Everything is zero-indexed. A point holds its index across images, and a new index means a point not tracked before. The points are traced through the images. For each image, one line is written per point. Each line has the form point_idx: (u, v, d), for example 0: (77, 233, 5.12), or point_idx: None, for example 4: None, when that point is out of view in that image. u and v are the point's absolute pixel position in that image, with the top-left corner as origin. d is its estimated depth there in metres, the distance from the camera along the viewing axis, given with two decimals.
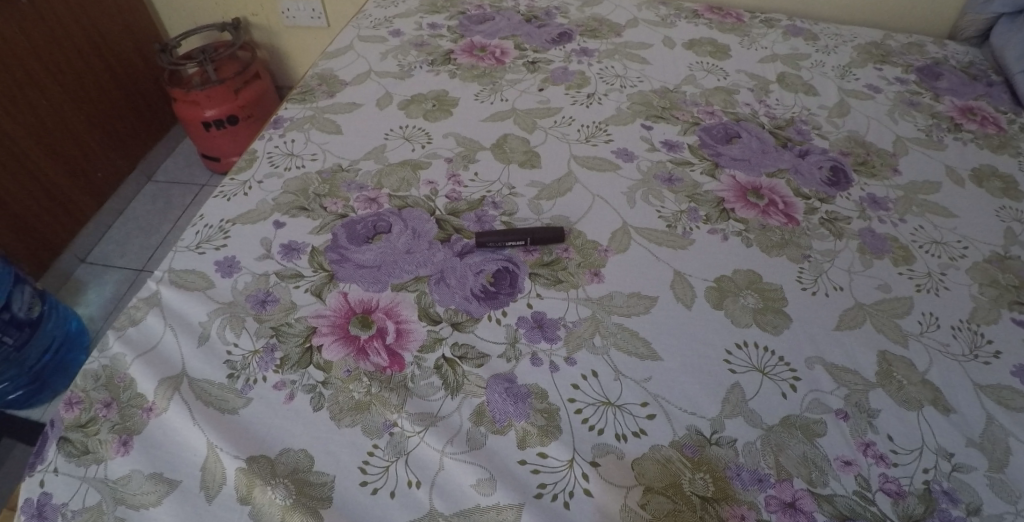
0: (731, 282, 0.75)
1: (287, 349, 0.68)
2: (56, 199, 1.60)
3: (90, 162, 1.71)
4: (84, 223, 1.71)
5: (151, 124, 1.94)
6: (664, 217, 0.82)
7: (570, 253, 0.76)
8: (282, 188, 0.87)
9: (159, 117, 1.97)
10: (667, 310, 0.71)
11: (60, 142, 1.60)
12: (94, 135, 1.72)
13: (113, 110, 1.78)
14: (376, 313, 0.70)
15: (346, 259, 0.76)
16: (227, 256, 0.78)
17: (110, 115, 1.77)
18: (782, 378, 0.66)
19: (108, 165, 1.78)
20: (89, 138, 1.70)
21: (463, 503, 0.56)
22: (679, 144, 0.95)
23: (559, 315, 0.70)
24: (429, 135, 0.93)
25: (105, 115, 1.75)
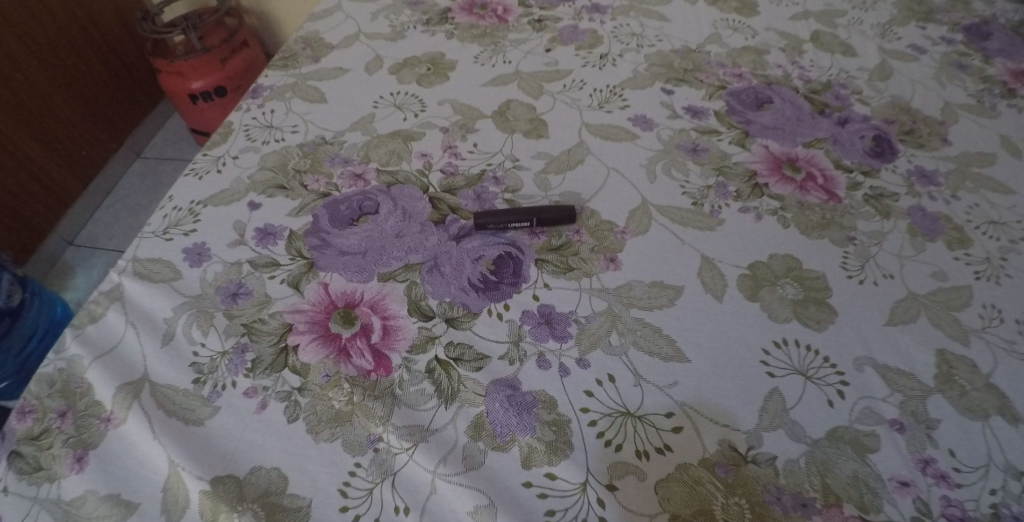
0: (767, 269, 0.65)
1: (260, 350, 0.59)
2: (40, 179, 1.52)
3: (74, 138, 1.62)
4: (71, 204, 1.63)
5: (139, 99, 1.83)
6: (689, 194, 0.72)
7: (582, 236, 0.67)
8: (259, 164, 0.78)
9: (148, 91, 1.87)
10: (694, 302, 0.62)
11: (40, 119, 1.51)
12: (78, 111, 1.62)
13: (95, 81, 1.67)
14: (360, 307, 0.61)
15: (327, 244, 0.67)
16: (197, 242, 0.70)
17: (93, 86, 1.66)
18: (827, 383, 0.58)
19: (95, 143, 1.69)
20: (72, 115, 1.60)
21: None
22: (704, 110, 0.84)
23: (571, 308, 0.61)
24: (422, 102, 0.83)
25: (89, 89, 1.65)
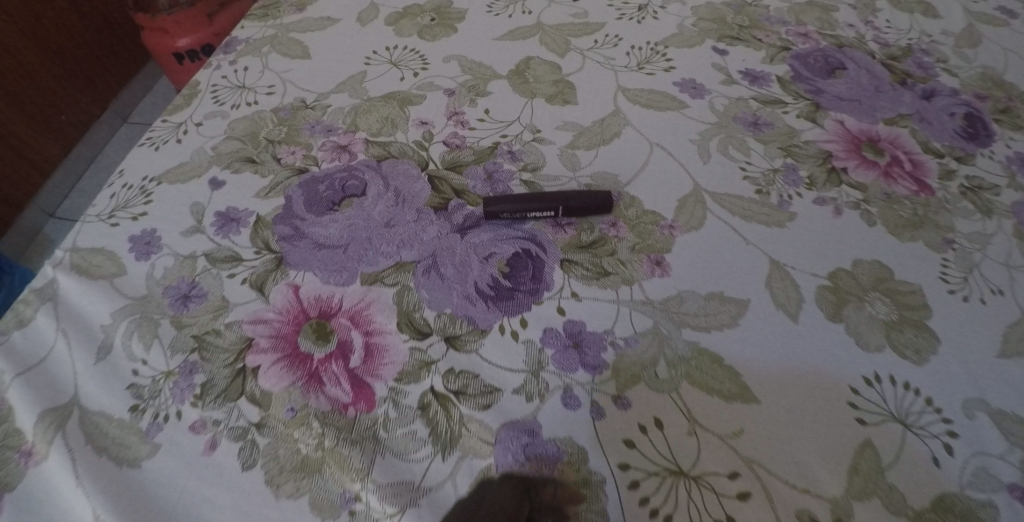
0: (852, 280, 0.52)
1: (212, 372, 0.47)
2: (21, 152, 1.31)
3: (52, 103, 1.36)
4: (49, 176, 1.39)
5: (126, 58, 1.54)
6: (751, 179, 0.57)
7: (620, 231, 0.53)
8: (226, 132, 0.64)
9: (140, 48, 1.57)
10: (763, 322, 0.48)
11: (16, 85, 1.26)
12: (54, 69, 1.35)
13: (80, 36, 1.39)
14: (337, 318, 0.48)
15: (299, 234, 0.53)
16: (146, 229, 0.57)
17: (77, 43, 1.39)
18: (930, 433, 0.45)
19: (74, 107, 1.42)
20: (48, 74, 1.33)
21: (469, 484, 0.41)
22: (765, 75, 0.68)
23: (606, 327, 0.47)
24: (424, 59, 0.69)
25: (69, 45, 1.36)
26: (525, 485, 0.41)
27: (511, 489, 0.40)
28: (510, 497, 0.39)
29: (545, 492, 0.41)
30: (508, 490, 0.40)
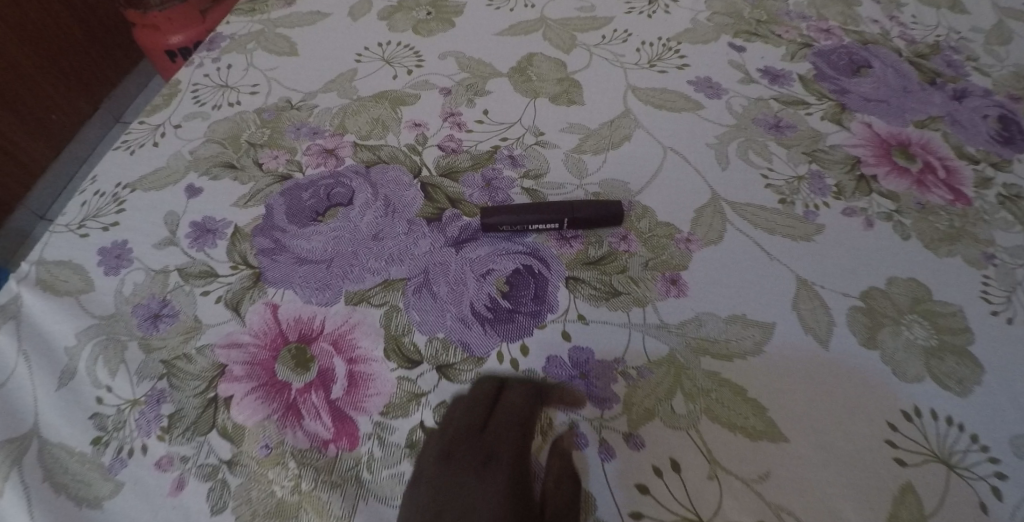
0: (886, 300, 0.47)
1: (181, 401, 0.43)
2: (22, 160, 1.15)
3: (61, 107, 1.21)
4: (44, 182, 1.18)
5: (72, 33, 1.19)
6: (775, 187, 0.52)
7: (632, 245, 0.48)
8: (206, 135, 0.59)
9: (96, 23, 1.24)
10: (790, 349, 0.43)
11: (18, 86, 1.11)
12: (38, 60, 1.14)
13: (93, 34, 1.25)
14: (318, 343, 0.43)
15: (279, 247, 0.49)
16: (117, 241, 0.53)
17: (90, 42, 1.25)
18: (977, 475, 0.40)
19: (64, 105, 1.21)
20: (29, 65, 1.12)
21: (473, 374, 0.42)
22: (786, 74, 0.63)
23: (616, 354, 0.42)
24: (418, 55, 0.64)
25: (56, 35, 1.16)
26: (534, 385, 0.42)
27: (522, 391, 0.41)
28: (521, 402, 0.40)
29: (554, 394, 0.41)
30: (515, 390, 0.41)
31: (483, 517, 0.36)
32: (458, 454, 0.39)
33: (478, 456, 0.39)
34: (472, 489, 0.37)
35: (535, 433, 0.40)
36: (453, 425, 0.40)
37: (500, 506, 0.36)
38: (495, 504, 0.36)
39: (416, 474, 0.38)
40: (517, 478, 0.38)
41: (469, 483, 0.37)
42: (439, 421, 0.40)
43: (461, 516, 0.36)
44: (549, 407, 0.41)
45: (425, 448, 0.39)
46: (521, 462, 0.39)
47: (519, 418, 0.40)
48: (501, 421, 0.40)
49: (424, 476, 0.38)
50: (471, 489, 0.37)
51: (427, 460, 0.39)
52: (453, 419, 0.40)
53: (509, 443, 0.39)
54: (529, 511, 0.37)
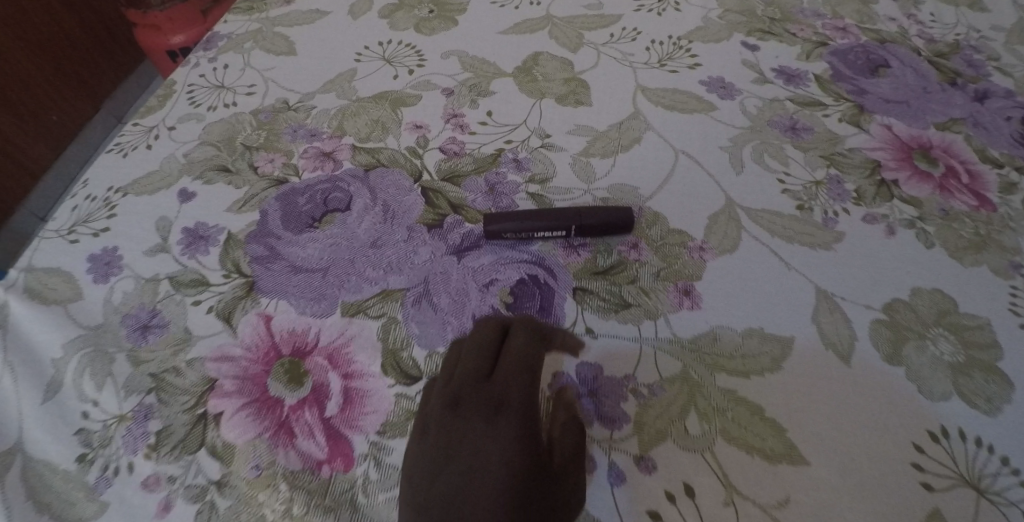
0: (910, 313, 0.45)
1: (169, 417, 0.41)
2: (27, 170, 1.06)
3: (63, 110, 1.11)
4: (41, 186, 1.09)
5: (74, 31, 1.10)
6: (792, 193, 0.50)
7: (642, 254, 0.46)
8: (200, 137, 0.57)
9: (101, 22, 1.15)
10: (810, 365, 0.41)
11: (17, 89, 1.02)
12: (35, 55, 1.04)
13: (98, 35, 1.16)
14: (312, 357, 0.41)
15: (273, 255, 0.47)
16: (107, 247, 0.51)
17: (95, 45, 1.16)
18: (1010, 501, 0.37)
19: (64, 104, 1.11)
20: (25, 60, 1.02)
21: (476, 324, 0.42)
22: (801, 74, 0.61)
23: (627, 371, 0.40)
24: (420, 54, 0.62)
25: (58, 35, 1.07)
26: (539, 331, 0.42)
27: (527, 338, 0.41)
28: (528, 348, 0.40)
29: (557, 340, 0.42)
30: (519, 338, 0.41)
31: (494, 460, 0.36)
32: (465, 402, 0.38)
33: (486, 403, 0.38)
34: (480, 436, 0.37)
35: (541, 379, 0.40)
36: (458, 373, 0.39)
37: (510, 450, 0.36)
38: (504, 449, 0.36)
39: (422, 422, 0.38)
40: (526, 422, 0.37)
41: (477, 429, 0.37)
42: (443, 370, 0.40)
43: (470, 463, 0.36)
44: (551, 353, 0.41)
45: (431, 397, 0.39)
46: (530, 406, 0.38)
47: (524, 363, 0.40)
48: (507, 368, 0.39)
49: (431, 424, 0.38)
50: (479, 436, 0.37)
51: (433, 408, 0.38)
52: (457, 368, 0.40)
53: (517, 389, 0.39)
54: (540, 455, 0.36)
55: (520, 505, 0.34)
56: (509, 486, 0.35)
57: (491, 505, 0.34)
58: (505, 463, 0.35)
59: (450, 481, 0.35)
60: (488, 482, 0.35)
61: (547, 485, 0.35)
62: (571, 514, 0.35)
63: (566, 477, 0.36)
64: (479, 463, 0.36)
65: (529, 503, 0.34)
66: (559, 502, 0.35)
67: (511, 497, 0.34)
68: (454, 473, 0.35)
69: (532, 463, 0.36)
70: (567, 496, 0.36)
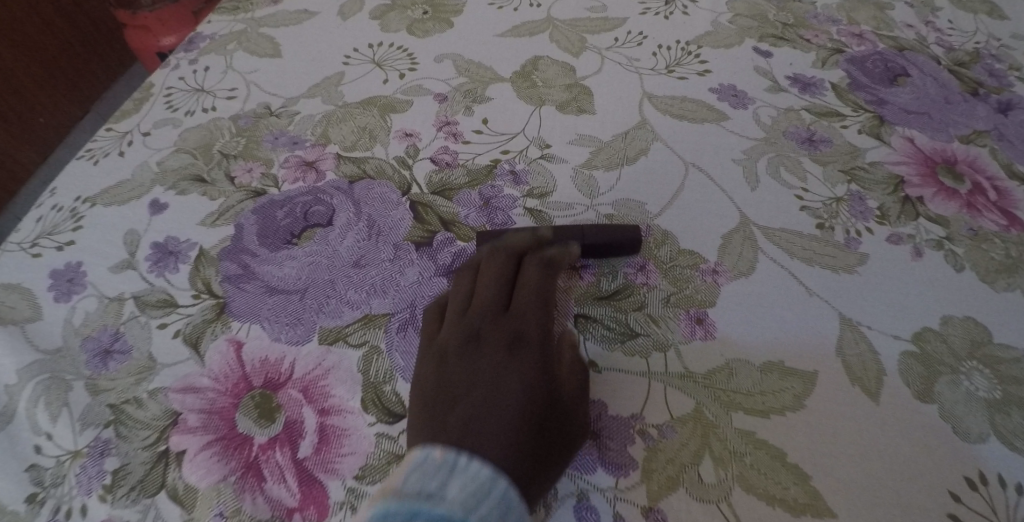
0: (941, 344, 0.41)
1: (127, 454, 0.37)
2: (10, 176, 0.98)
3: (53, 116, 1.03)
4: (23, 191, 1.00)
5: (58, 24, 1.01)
6: (811, 210, 0.46)
7: (650, 277, 0.42)
8: (176, 144, 0.53)
9: (91, 16, 1.06)
10: (834, 403, 0.37)
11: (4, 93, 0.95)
12: (17, 52, 0.95)
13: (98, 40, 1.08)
14: (286, 389, 0.38)
15: (247, 274, 0.43)
16: (71, 262, 0.46)
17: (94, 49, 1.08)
18: None
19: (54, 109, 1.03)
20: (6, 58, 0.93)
21: (490, 256, 0.42)
22: (817, 82, 0.57)
23: (634, 410, 0.36)
24: (413, 57, 0.58)
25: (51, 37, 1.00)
26: (550, 262, 0.42)
27: (538, 268, 0.42)
28: (540, 279, 0.41)
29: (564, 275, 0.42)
30: (535, 269, 0.41)
31: (512, 386, 0.36)
32: (485, 337, 0.39)
33: (504, 337, 0.39)
34: (498, 367, 0.37)
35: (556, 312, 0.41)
36: (475, 310, 0.40)
37: (528, 377, 0.36)
38: (521, 376, 0.36)
39: (440, 353, 0.38)
40: (542, 356, 0.38)
41: (496, 361, 0.37)
42: (461, 305, 0.40)
43: (489, 390, 0.36)
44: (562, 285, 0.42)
45: (448, 330, 0.39)
46: (547, 339, 0.39)
47: (540, 295, 0.41)
48: (523, 303, 0.41)
49: (451, 356, 0.38)
50: (498, 367, 0.37)
51: (452, 341, 0.38)
52: (474, 302, 0.41)
53: (534, 325, 0.39)
54: (553, 384, 0.37)
55: (535, 432, 0.34)
56: (525, 414, 0.35)
57: (508, 430, 0.34)
58: (522, 392, 0.36)
59: (469, 405, 0.35)
60: (506, 405, 0.35)
61: (559, 411, 0.36)
62: (577, 446, 0.35)
63: (575, 407, 0.36)
64: (497, 391, 0.36)
65: (545, 428, 0.34)
66: (568, 428, 0.35)
67: (528, 423, 0.34)
68: (472, 398, 0.35)
69: (546, 391, 0.36)
70: (577, 421, 0.36)
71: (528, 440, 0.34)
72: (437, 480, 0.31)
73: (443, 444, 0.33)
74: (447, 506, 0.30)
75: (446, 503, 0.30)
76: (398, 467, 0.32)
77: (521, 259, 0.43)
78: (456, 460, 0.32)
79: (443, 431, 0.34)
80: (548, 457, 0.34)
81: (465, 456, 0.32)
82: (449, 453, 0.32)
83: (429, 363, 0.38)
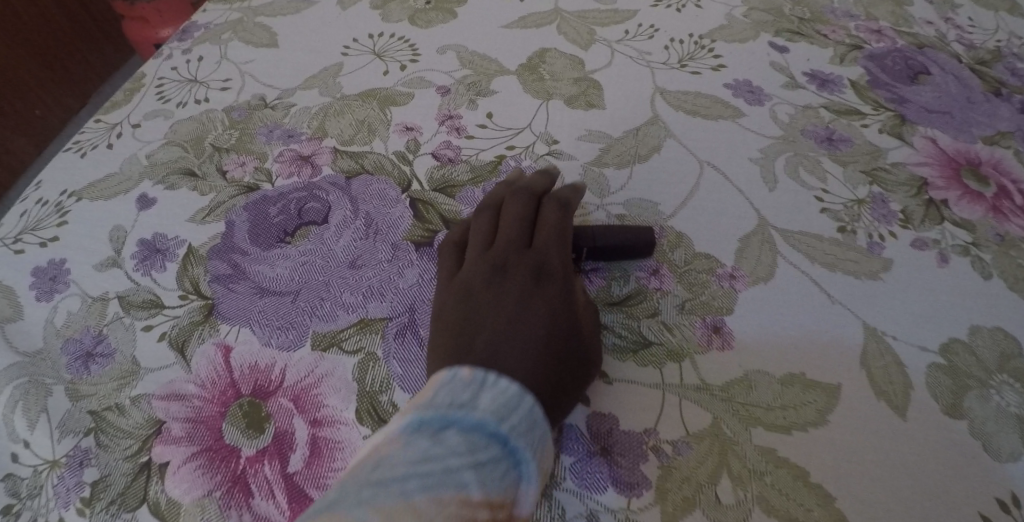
0: (970, 356, 0.38)
1: (107, 465, 0.35)
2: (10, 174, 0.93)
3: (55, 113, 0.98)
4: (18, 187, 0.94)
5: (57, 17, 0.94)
6: (832, 212, 0.44)
7: (664, 283, 0.40)
8: (167, 136, 0.51)
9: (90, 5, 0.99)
10: (860, 418, 0.35)
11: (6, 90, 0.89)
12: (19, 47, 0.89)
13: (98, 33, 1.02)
14: (276, 398, 0.36)
15: (237, 273, 0.41)
16: (53, 260, 0.44)
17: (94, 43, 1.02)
18: None
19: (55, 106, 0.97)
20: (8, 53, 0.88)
21: (511, 196, 0.41)
22: (834, 78, 0.55)
23: (647, 425, 0.34)
24: (414, 48, 0.56)
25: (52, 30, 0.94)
26: (569, 206, 0.40)
27: (557, 210, 0.40)
28: (560, 219, 0.39)
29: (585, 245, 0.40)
30: (553, 208, 0.40)
31: (538, 314, 0.35)
32: (510, 266, 0.37)
33: (529, 268, 0.37)
34: (523, 294, 0.36)
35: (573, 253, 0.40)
36: (500, 242, 0.39)
37: (551, 308, 0.36)
38: (545, 304, 0.36)
39: (463, 287, 0.37)
40: (565, 289, 0.37)
41: (520, 290, 0.36)
42: (483, 240, 0.39)
43: (513, 316, 0.35)
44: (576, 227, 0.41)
45: (471, 265, 0.38)
46: (570, 273, 0.38)
47: (561, 230, 0.39)
48: (545, 236, 0.39)
49: (475, 286, 0.37)
50: (521, 297, 0.36)
51: (476, 273, 0.37)
52: (497, 238, 0.39)
53: (558, 257, 0.38)
54: (575, 316, 0.36)
55: (556, 361, 0.33)
56: (547, 344, 0.34)
57: (531, 357, 0.33)
58: (545, 322, 0.35)
59: (494, 330, 0.34)
60: (531, 331, 0.34)
61: (580, 341, 0.35)
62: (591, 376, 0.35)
63: (589, 340, 0.36)
64: (520, 320, 0.34)
65: (567, 357, 0.34)
66: (586, 360, 0.35)
67: (550, 352, 0.34)
68: (496, 326, 0.34)
69: (569, 322, 0.35)
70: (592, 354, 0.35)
71: (550, 368, 0.33)
72: (467, 393, 0.30)
73: (469, 365, 0.32)
74: (480, 414, 0.29)
75: (478, 412, 0.29)
76: (425, 386, 0.32)
77: (540, 198, 0.41)
78: (484, 378, 0.31)
79: (467, 356, 0.32)
80: (569, 387, 0.34)
81: (494, 376, 0.31)
82: (477, 372, 0.31)
83: (451, 296, 0.37)
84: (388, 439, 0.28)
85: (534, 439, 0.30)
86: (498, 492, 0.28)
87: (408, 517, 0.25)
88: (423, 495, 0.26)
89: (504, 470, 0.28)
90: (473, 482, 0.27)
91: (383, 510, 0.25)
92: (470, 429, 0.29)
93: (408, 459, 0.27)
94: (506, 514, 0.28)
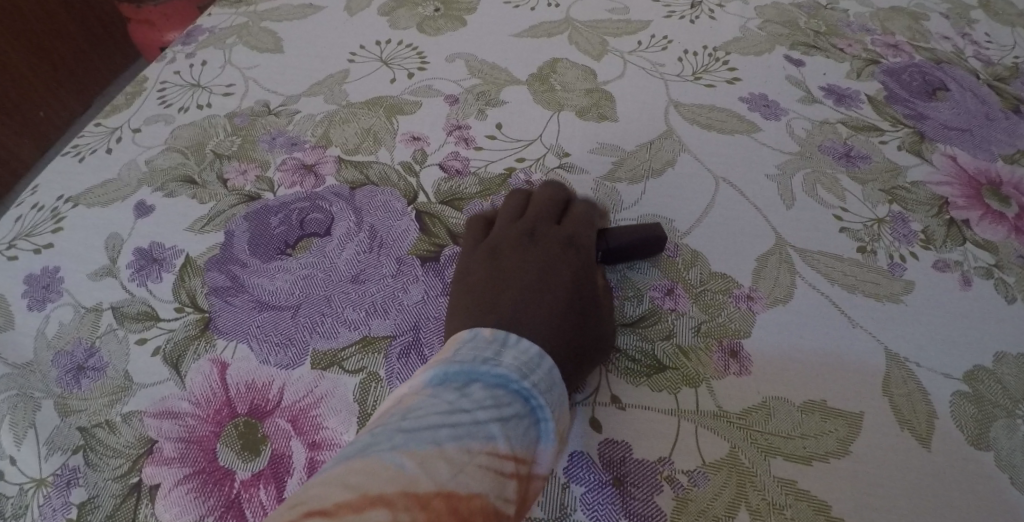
0: (997, 385, 0.37)
1: (96, 485, 0.33)
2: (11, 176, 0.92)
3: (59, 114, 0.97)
4: (20, 189, 0.92)
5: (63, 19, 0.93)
6: (851, 232, 0.43)
7: (679, 303, 0.38)
8: (167, 142, 0.50)
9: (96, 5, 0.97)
10: (883, 450, 0.34)
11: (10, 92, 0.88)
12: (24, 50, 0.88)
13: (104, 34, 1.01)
14: (273, 418, 0.34)
15: (236, 287, 0.39)
16: (46, 268, 0.43)
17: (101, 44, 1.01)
18: None
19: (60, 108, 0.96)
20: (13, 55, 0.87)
21: (543, 186, 0.42)
22: (851, 93, 0.54)
23: (661, 454, 0.33)
24: (422, 56, 0.55)
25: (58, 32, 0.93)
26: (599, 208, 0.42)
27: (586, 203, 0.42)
28: (590, 210, 0.41)
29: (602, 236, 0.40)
30: (582, 204, 0.41)
31: (558, 286, 0.36)
32: (540, 239, 0.39)
33: (558, 241, 0.39)
34: (548, 264, 0.38)
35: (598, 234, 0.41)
36: (530, 215, 0.41)
37: (572, 283, 0.37)
38: (568, 278, 0.37)
39: (489, 252, 0.39)
40: (589, 269, 0.38)
41: (546, 259, 0.38)
42: (512, 213, 0.41)
43: (537, 283, 0.36)
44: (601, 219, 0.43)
45: (498, 233, 0.40)
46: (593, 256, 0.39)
47: (588, 218, 0.40)
48: (573, 220, 0.40)
49: (502, 251, 0.39)
50: (544, 266, 0.38)
51: (505, 239, 0.39)
52: (526, 215, 0.41)
53: (588, 235, 0.39)
54: (594, 296, 0.37)
55: (574, 330, 0.34)
56: (565, 313, 0.35)
57: (552, 324, 0.34)
58: (565, 294, 0.36)
59: (517, 293, 0.36)
60: (549, 299, 0.36)
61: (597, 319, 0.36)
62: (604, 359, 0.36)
63: (605, 322, 0.36)
64: (542, 291, 0.36)
65: (582, 331, 0.35)
66: (600, 340, 0.35)
67: (566, 321, 0.35)
68: (519, 290, 0.36)
69: (587, 299, 0.36)
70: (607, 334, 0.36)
71: (568, 338, 0.34)
72: (490, 350, 0.30)
73: (492, 326, 0.33)
74: (504, 369, 0.29)
75: (502, 367, 0.29)
76: (446, 347, 0.32)
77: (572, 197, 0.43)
78: (506, 338, 0.31)
79: (489, 314, 0.34)
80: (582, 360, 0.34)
81: (515, 337, 0.32)
82: (499, 332, 0.31)
83: (475, 260, 0.39)
84: (412, 392, 0.28)
85: (554, 399, 0.30)
86: (522, 446, 0.27)
87: (438, 461, 0.24)
88: (453, 443, 0.25)
89: (526, 427, 0.28)
90: (499, 434, 0.26)
91: (416, 455, 0.24)
92: (494, 384, 0.29)
93: (435, 410, 0.27)
94: (529, 471, 0.27)
